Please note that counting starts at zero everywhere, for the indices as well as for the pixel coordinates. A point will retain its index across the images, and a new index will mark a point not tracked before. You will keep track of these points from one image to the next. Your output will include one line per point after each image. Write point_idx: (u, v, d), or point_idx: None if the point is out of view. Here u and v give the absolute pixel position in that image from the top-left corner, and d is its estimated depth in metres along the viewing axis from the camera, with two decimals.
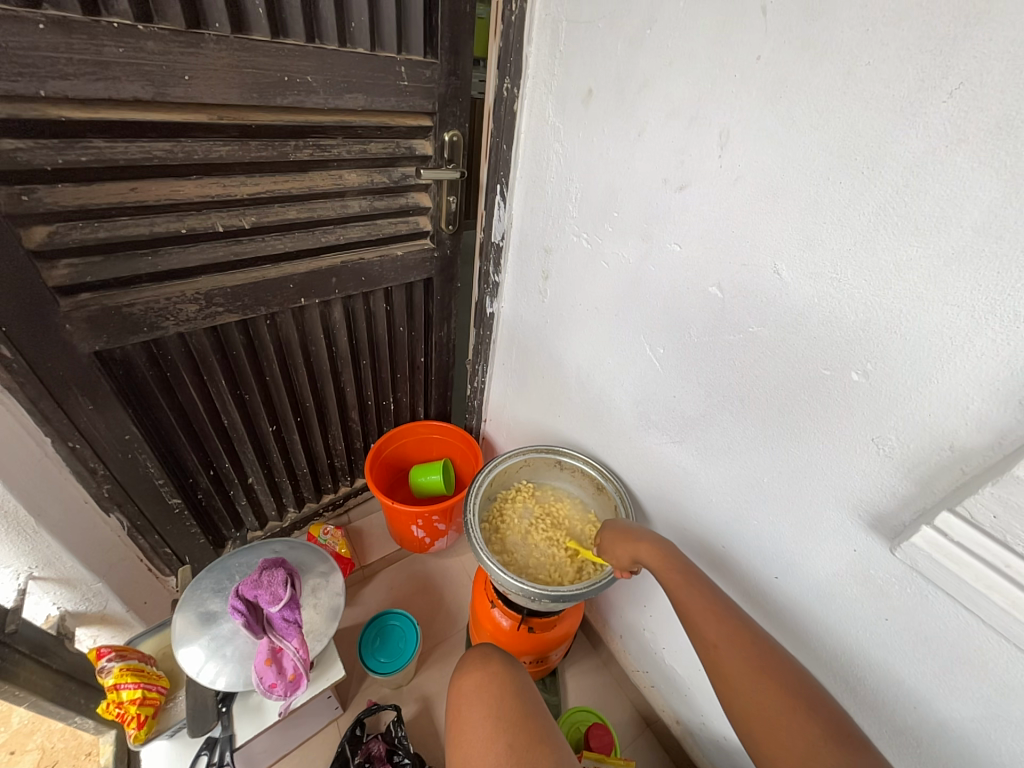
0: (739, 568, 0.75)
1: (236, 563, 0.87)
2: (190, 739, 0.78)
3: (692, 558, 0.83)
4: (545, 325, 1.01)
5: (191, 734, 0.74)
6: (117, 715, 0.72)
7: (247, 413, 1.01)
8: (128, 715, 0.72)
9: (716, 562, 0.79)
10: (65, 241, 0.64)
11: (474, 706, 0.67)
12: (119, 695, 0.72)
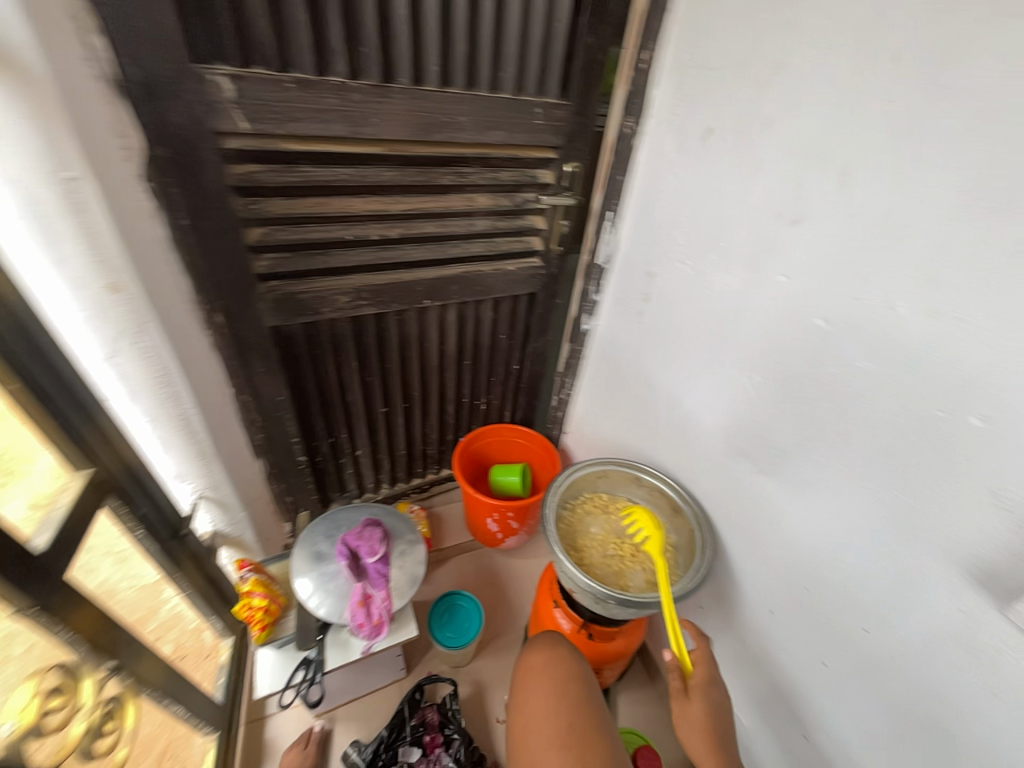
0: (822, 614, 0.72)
1: (342, 517, 1.02)
2: (292, 656, 0.93)
3: (769, 597, 0.81)
4: (639, 346, 1.05)
5: (298, 646, 0.89)
6: (245, 617, 0.88)
7: (367, 394, 1.18)
8: (254, 619, 0.88)
9: (795, 605, 0.76)
10: (270, 240, 0.83)
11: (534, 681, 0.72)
12: (251, 600, 0.88)
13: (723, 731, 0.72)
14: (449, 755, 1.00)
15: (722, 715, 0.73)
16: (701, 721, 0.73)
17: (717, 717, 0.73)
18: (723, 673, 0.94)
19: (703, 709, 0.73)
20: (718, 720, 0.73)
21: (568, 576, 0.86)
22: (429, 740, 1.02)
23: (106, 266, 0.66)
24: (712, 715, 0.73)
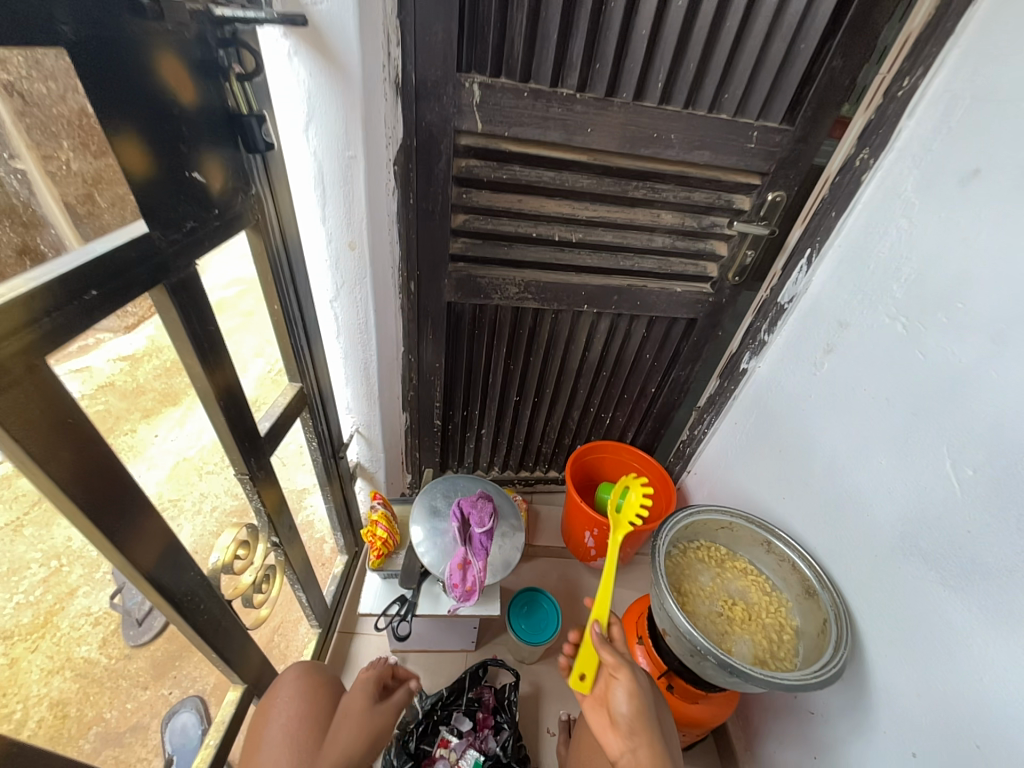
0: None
1: (461, 483, 1.10)
2: (392, 590, 1.04)
3: (916, 735, 0.66)
4: (805, 399, 0.94)
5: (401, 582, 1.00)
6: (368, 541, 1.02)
7: (506, 380, 1.26)
8: (374, 545, 1.01)
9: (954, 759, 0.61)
10: (470, 226, 0.94)
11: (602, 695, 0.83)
12: (375, 528, 1.01)
13: (641, 695, 0.76)
14: (497, 740, 1.04)
15: (633, 686, 0.76)
16: (623, 673, 0.78)
17: (634, 672, 0.78)
18: None
19: (623, 664, 0.79)
20: (637, 680, 0.77)
21: (664, 617, 0.80)
22: (481, 718, 1.07)
23: (351, 227, 0.82)
24: (632, 672, 0.77)
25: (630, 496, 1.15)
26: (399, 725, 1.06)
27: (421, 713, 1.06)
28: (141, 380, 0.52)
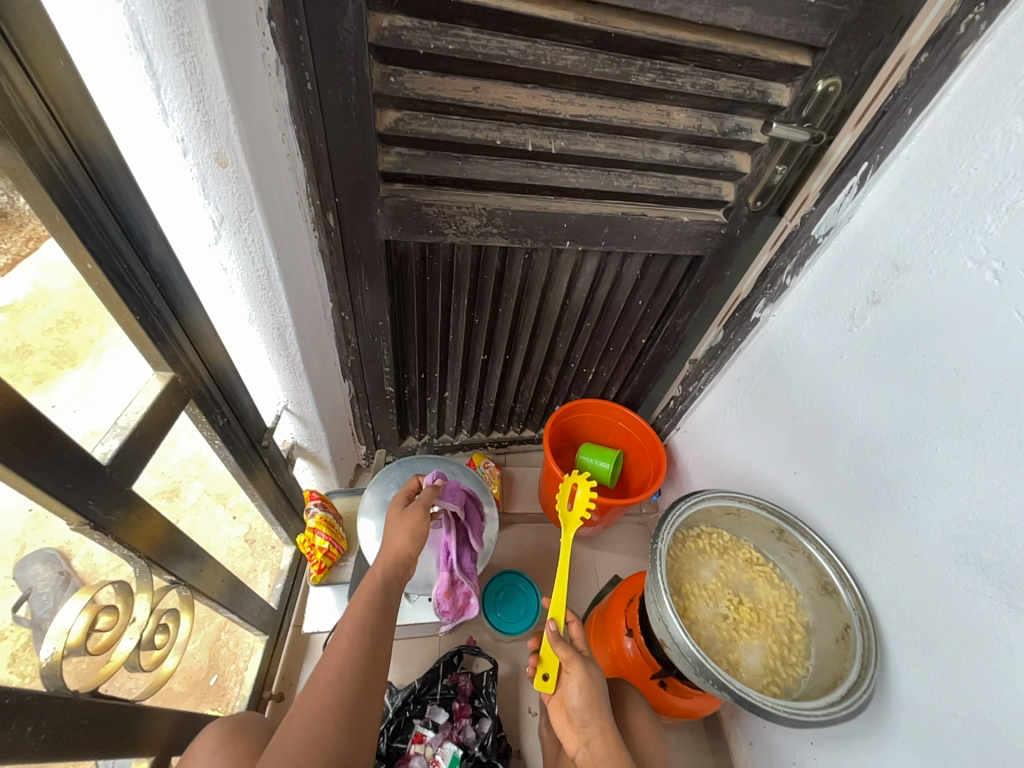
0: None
1: (420, 469, 0.91)
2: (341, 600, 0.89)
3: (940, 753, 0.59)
4: (833, 361, 0.77)
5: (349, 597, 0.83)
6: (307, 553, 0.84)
7: (470, 337, 1.04)
8: (314, 557, 0.84)
9: None
10: (404, 130, 0.66)
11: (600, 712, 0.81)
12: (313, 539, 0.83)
13: (598, 694, 0.67)
14: (475, 729, 0.97)
15: (592, 688, 0.68)
16: (572, 665, 0.68)
17: (588, 665, 0.69)
18: None
19: (573, 657, 0.69)
20: (591, 671, 0.69)
21: (663, 629, 0.68)
22: (458, 708, 0.99)
23: (212, 129, 0.52)
24: (580, 663, 0.68)
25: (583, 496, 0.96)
26: None
27: (391, 712, 0.97)
28: (28, 337, 0.46)
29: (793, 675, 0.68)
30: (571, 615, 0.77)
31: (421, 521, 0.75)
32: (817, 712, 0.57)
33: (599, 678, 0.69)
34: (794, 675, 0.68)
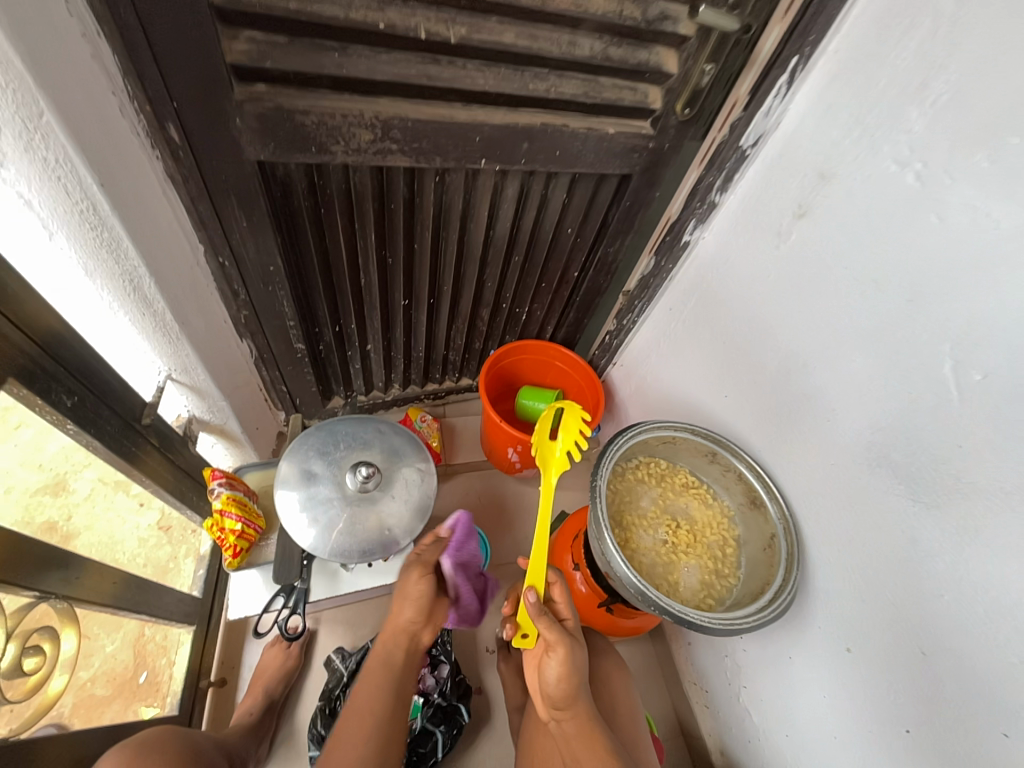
0: (931, 690, 0.56)
1: (342, 432, 0.82)
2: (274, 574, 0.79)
3: (850, 634, 0.65)
4: (760, 281, 0.76)
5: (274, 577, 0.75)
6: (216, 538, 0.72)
7: (386, 280, 0.92)
8: (227, 542, 0.73)
9: (887, 658, 0.61)
10: (250, 4, 0.50)
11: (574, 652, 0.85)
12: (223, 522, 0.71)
13: (579, 679, 0.63)
14: (436, 674, 0.96)
15: (575, 673, 0.62)
16: (558, 652, 0.62)
17: (573, 647, 0.63)
18: (739, 671, 0.86)
19: (561, 645, 0.62)
20: (575, 654, 0.63)
21: (606, 562, 0.68)
22: None
23: None
24: (567, 650, 0.62)
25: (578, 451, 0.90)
26: (323, 691, 0.93)
27: (346, 675, 0.93)
28: None
29: (726, 587, 0.71)
30: (555, 579, 0.71)
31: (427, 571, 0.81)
32: (748, 620, 0.60)
33: (583, 660, 0.64)
34: (727, 587, 0.72)
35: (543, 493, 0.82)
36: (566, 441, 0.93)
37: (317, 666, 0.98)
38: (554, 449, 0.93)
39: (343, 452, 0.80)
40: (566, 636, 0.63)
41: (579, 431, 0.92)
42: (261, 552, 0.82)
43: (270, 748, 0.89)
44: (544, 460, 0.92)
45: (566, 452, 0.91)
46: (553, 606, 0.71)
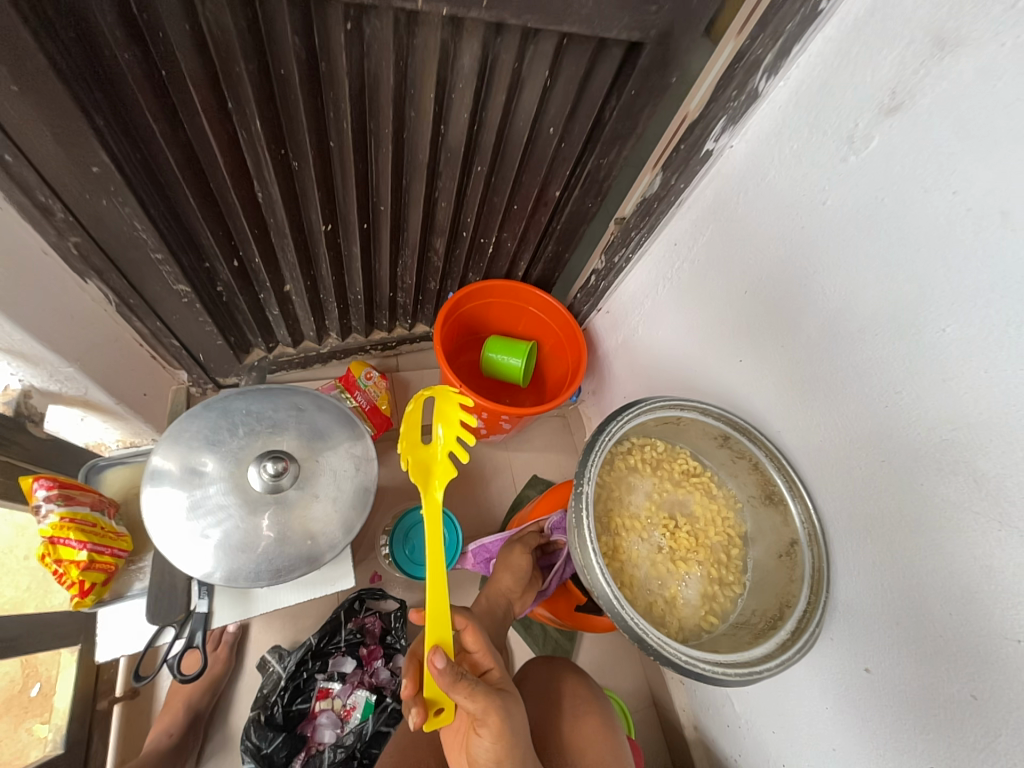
0: (974, 738, 0.46)
1: (240, 412, 0.62)
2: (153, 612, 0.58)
3: (872, 652, 0.55)
4: (813, 210, 0.56)
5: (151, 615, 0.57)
6: (53, 573, 0.56)
7: (293, 194, 0.66)
8: (69, 577, 0.56)
9: (918, 689, 0.50)
10: None
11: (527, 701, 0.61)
12: (55, 550, 0.55)
13: (522, 747, 0.44)
14: (390, 669, 0.86)
15: (518, 740, 0.44)
16: (490, 721, 0.42)
17: (506, 707, 0.43)
18: None
19: (493, 708, 0.42)
20: (509, 715, 0.44)
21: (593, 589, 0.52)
22: (366, 652, 0.87)
23: None
24: (502, 715, 0.43)
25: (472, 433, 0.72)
26: (257, 697, 0.82)
27: (284, 678, 0.82)
28: None
29: (729, 602, 0.59)
30: (467, 623, 0.51)
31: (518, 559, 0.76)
32: (767, 663, 0.48)
33: (523, 720, 0.45)
34: (731, 601, 0.60)
35: (431, 511, 0.63)
36: (445, 434, 0.74)
37: (251, 667, 0.86)
38: (430, 452, 0.72)
39: (243, 441, 0.61)
40: (496, 693, 0.43)
41: (459, 416, 0.76)
42: (130, 579, 0.65)
43: (199, 759, 0.79)
44: (421, 472, 0.69)
45: (447, 450, 0.72)
46: (470, 657, 0.51)
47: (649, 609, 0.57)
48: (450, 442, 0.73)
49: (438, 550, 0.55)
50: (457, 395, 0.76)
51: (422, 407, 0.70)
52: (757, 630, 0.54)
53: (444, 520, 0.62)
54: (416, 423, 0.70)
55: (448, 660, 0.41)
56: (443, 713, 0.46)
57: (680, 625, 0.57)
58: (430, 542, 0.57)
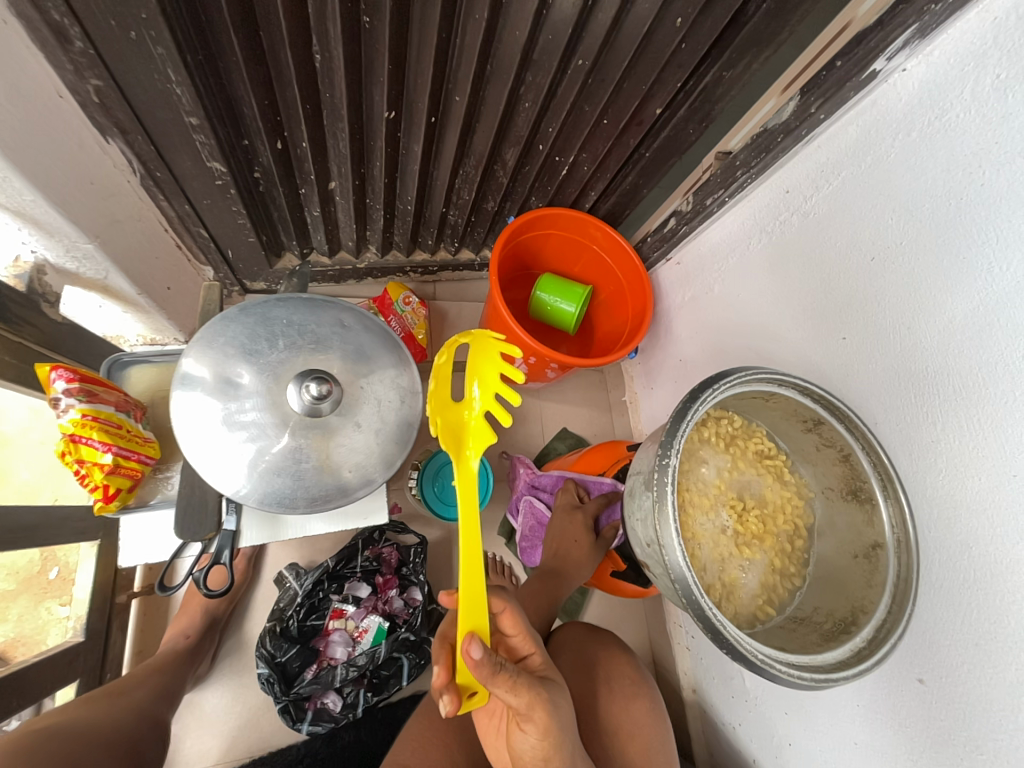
0: None
1: (280, 322, 0.54)
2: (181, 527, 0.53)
3: (925, 661, 0.51)
4: (999, 157, 0.44)
5: (179, 531, 0.53)
6: (74, 474, 0.52)
7: (356, 63, 0.54)
8: (90, 480, 0.52)
9: (978, 713, 0.46)
10: None
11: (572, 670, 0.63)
12: (76, 449, 0.50)
13: (568, 742, 0.41)
14: (404, 599, 0.85)
15: (565, 736, 0.40)
16: (535, 717, 0.39)
17: (550, 702, 0.40)
18: None
19: (539, 703, 0.39)
20: (555, 709, 0.40)
21: (663, 570, 0.48)
22: (381, 581, 0.85)
23: None
24: (549, 710, 0.39)
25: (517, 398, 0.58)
26: (273, 610, 0.82)
27: (300, 595, 0.81)
28: None
29: (787, 594, 0.57)
30: (505, 606, 0.45)
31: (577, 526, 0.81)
32: (842, 669, 0.44)
33: (568, 713, 0.41)
34: (788, 592, 0.57)
35: (461, 493, 0.50)
36: (482, 394, 0.59)
37: (267, 580, 0.87)
38: (463, 413, 0.58)
39: (282, 356, 0.54)
40: (540, 685, 0.40)
41: (499, 373, 0.60)
42: (156, 487, 0.61)
43: (214, 657, 0.81)
44: (452, 437, 0.57)
45: (482, 413, 0.58)
46: (506, 642, 0.46)
47: (707, 591, 0.54)
48: (485, 403, 0.59)
49: (471, 524, 0.48)
50: (498, 344, 0.59)
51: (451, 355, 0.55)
52: (824, 631, 0.50)
53: (479, 498, 0.51)
54: (446, 378, 0.56)
55: (485, 651, 0.38)
56: (478, 696, 0.42)
57: (736, 612, 0.55)
58: (464, 512, 0.49)
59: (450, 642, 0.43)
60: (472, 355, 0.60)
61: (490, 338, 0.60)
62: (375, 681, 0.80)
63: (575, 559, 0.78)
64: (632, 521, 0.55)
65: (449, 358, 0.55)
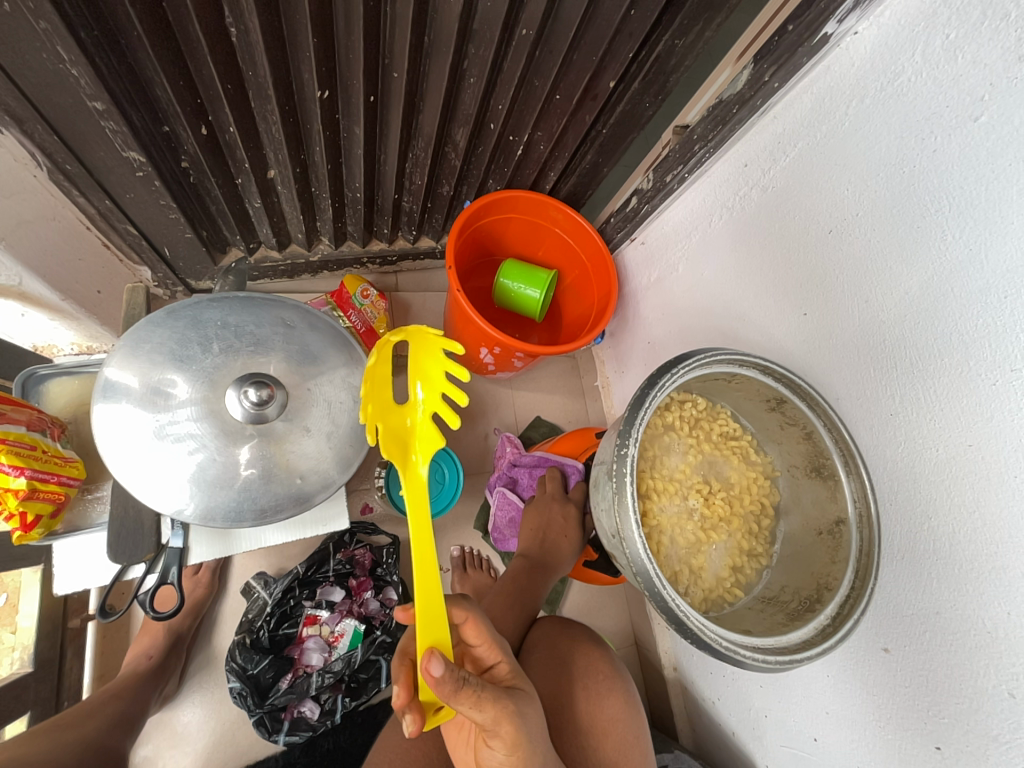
0: (995, 729, 0.43)
1: (214, 324, 0.51)
2: (116, 549, 0.50)
3: (889, 630, 0.52)
4: (953, 120, 0.42)
5: (110, 556, 0.50)
6: None
7: (276, 38, 0.49)
8: (4, 507, 0.48)
9: (944, 682, 0.47)
10: None
11: (544, 672, 0.62)
12: None
13: (539, 751, 0.40)
14: (380, 600, 0.83)
15: (535, 747, 0.40)
16: (502, 731, 0.38)
17: (517, 715, 0.39)
18: None
19: (505, 717, 0.38)
20: (524, 721, 0.39)
21: (627, 561, 0.48)
22: (356, 584, 0.83)
23: None
24: (516, 722, 0.39)
25: (462, 399, 0.55)
26: (242, 622, 0.79)
27: (270, 604, 0.79)
28: None
29: (754, 574, 0.57)
30: (467, 617, 0.44)
31: (555, 513, 0.79)
32: (810, 651, 0.44)
33: (538, 725, 0.41)
34: (755, 572, 0.57)
35: (410, 506, 0.48)
36: (427, 396, 0.57)
37: (234, 592, 0.84)
38: (407, 420, 0.55)
39: (218, 360, 0.50)
40: (507, 698, 0.39)
41: (443, 371, 0.57)
42: (87, 510, 0.58)
43: (183, 674, 0.78)
44: (397, 445, 0.53)
45: (426, 418, 0.55)
46: (471, 652, 0.45)
47: (675, 579, 0.53)
48: (428, 407, 0.56)
49: (427, 534, 0.46)
50: (439, 342, 0.57)
51: (383, 357, 0.52)
52: (791, 610, 0.50)
53: (431, 507, 0.49)
54: (385, 378, 0.53)
55: (447, 667, 0.35)
56: (445, 710, 0.41)
57: (704, 595, 0.54)
58: (414, 524, 0.47)
59: (410, 659, 0.42)
60: (413, 356, 0.58)
61: (426, 335, 0.57)
62: (352, 685, 0.79)
63: (551, 558, 0.76)
64: (598, 511, 0.54)
65: (383, 357, 0.52)
